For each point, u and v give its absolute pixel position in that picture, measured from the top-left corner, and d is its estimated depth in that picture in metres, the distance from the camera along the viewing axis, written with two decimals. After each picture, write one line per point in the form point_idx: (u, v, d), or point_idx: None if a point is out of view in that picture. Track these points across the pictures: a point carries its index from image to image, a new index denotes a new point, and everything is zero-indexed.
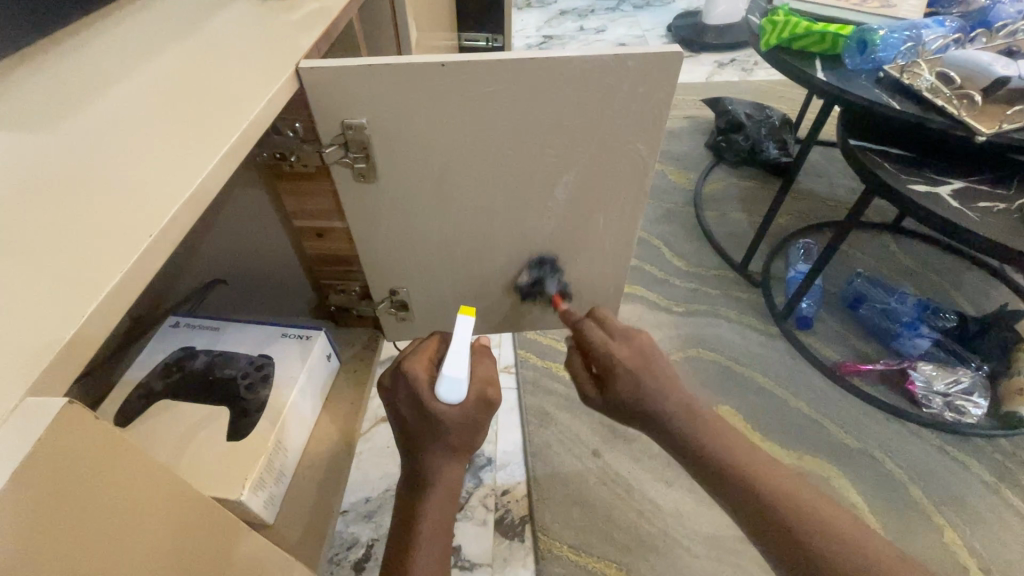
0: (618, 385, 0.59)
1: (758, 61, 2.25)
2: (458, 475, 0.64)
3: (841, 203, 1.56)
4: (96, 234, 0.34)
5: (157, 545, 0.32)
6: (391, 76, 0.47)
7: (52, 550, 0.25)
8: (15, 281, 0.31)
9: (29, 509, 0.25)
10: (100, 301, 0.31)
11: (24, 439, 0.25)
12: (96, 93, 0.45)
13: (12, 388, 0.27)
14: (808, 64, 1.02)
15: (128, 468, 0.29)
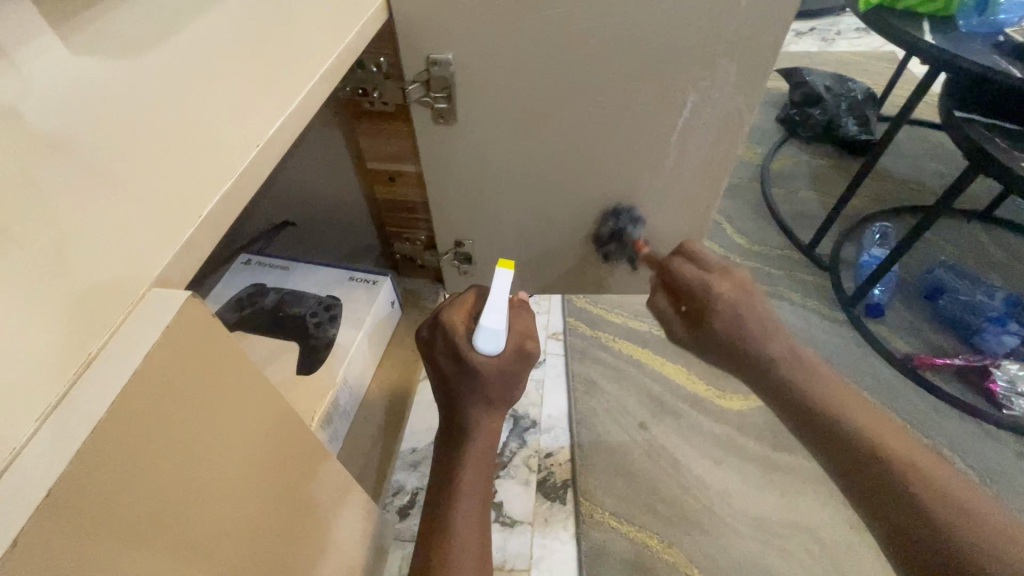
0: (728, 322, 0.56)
1: (841, 30, 2.08)
2: (495, 426, 0.64)
3: (926, 186, 1.45)
4: (208, 149, 0.36)
5: (247, 447, 0.33)
6: (483, 6, 0.44)
7: (171, 430, 0.27)
8: (138, 190, 0.33)
9: (160, 386, 0.26)
10: (215, 204, 0.33)
11: (155, 320, 0.26)
12: (190, 26, 0.46)
13: (142, 280, 0.29)
14: (914, 26, 0.93)
15: (233, 369, 0.31)
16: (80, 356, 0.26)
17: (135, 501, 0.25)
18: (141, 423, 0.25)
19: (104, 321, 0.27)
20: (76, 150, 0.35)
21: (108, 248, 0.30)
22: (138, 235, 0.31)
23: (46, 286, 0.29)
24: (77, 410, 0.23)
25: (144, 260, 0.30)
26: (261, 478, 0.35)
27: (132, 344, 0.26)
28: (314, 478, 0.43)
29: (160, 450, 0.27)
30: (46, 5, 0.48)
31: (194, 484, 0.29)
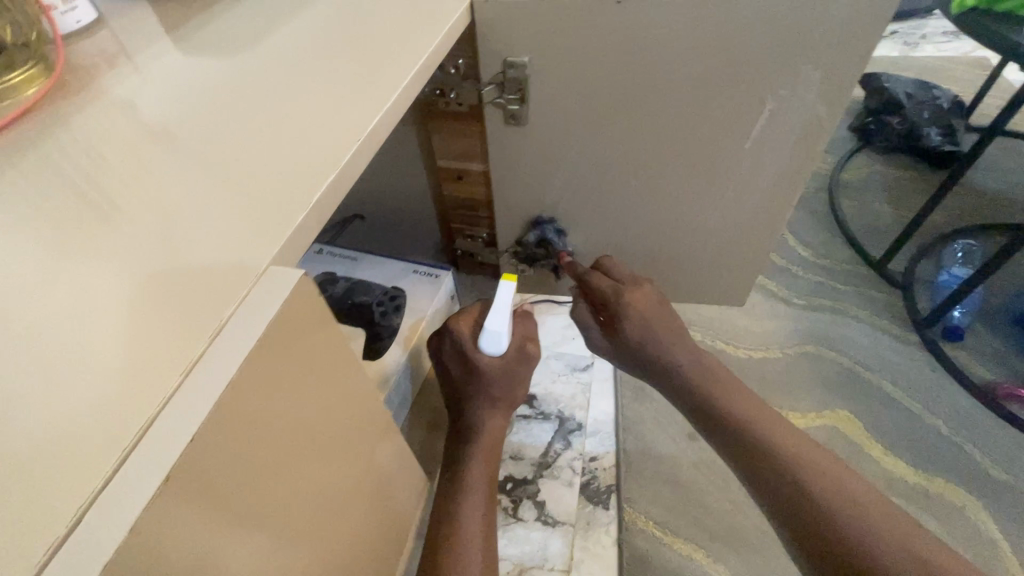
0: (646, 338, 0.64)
1: (925, 34, 1.95)
2: (501, 425, 0.66)
3: (1018, 203, 1.34)
4: (314, 142, 0.39)
5: (332, 421, 0.36)
6: (565, 11, 0.45)
7: (276, 399, 0.30)
8: (254, 178, 0.37)
9: (273, 359, 0.29)
10: (322, 192, 0.36)
11: (271, 298, 0.30)
12: (290, 29, 0.50)
13: (262, 258, 0.32)
14: (1016, 30, 0.87)
15: (325, 348, 0.34)
16: (206, 326, 0.29)
17: (245, 459, 0.29)
18: (257, 391, 0.29)
19: (232, 293, 0.31)
20: (199, 141, 0.39)
21: (230, 229, 0.34)
22: (255, 218, 0.34)
23: (181, 261, 0.32)
24: (209, 374, 0.27)
25: (260, 242, 0.33)
26: (341, 448, 0.38)
27: (248, 320, 0.29)
28: (382, 455, 0.45)
29: (265, 417, 0.30)
30: (165, 9, 0.54)
31: (287, 450, 0.32)
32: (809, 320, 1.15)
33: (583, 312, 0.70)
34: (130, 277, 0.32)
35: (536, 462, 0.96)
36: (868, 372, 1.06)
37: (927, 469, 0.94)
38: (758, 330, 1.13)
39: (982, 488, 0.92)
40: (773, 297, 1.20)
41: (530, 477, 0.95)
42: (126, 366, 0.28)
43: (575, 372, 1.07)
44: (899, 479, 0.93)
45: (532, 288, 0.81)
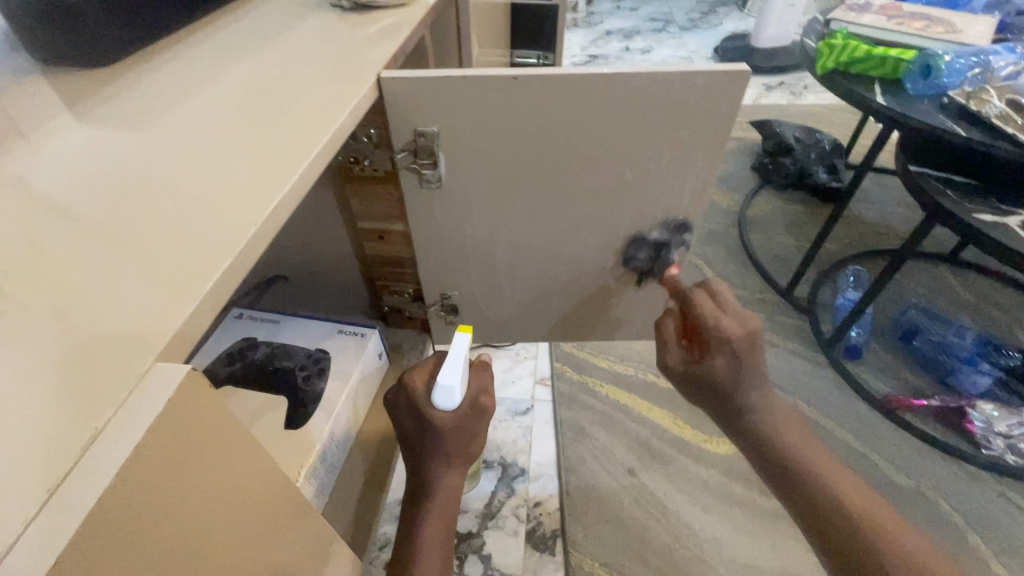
0: (729, 383, 0.62)
1: (807, 84, 2.22)
2: (459, 481, 0.64)
3: (894, 230, 1.52)
4: (207, 227, 0.38)
5: (240, 507, 0.35)
6: (464, 87, 0.49)
7: (162, 498, 0.29)
8: (142, 267, 0.35)
9: (159, 458, 0.28)
10: (217, 279, 0.35)
11: (157, 396, 0.28)
12: (194, 104, 0.50)
13: (149, 356, 0.31)
14: (866, 88, 1.02)
15: (232, 434, 0.33)
16: (88, 429, 0.27)
17: (122, 571, 0.27)
18: (139, 493, 0.27)
19: (110, 395, 0.29)
20: (85, 225, 0.38)
21: (112, 323, 0.32)
22: (149, 305, 0.33)
23: (57, 361, 0.30)
24: (85, 482, 0.25)
25: (147, 337, 0.32)
26: (253, 532, 0.37)
27: (133, 419, 0.27)
28: (304, 535, 0.44)
29: (158, 512, 0.28)
30: (61, 83, 0.52)
31: (179, 550, 0.30)
32: None
33: (673, 354, 0.67)
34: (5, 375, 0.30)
35: (480, 513, 0.96)
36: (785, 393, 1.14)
37: None
38: None
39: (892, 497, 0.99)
40: None
41: (475, 530, 0.94)
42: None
43: (516, 416, 1.10)
44: None
45: None
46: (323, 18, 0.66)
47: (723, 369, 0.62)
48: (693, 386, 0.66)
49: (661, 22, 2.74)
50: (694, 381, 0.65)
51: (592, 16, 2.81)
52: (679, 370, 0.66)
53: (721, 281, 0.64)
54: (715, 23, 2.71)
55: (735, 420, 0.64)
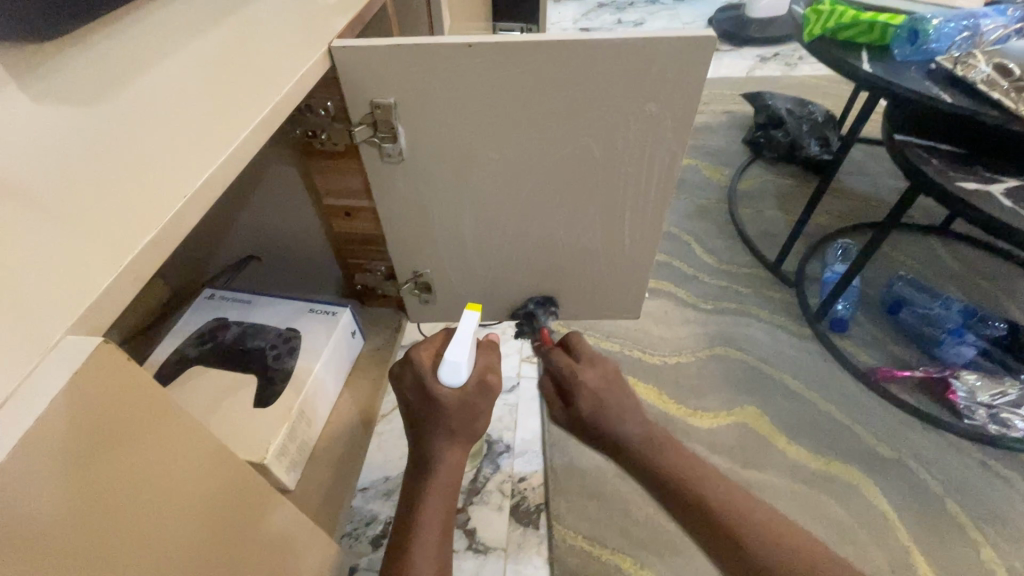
0: (601, 423, 0.62)
1: (802, 56, 2.18)
2: (460, 457, 0.64)
3: (885, 203, 1.50)
4: (134, 200, 0.38)
5: (183, 480, 0.36)
6: (417, 56, 0.47)
7: (86, 464, 0.30)
8: (61, 236, 0.35)
9: (71, 424, 0.29)
10: (140, 249, 0.35)
11: (62, 365, 0.29)
12: (138, 78, 0.49)
13: (57, 329, 0.30)
14: (853, 56, 0.99)
15: (155, 402, 0.34)
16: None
17: (41, 530, 0.28)
18: (54, 458, 0.28)
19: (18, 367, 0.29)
20: (13, 195, 0.37)
21: (27, 294, 0.32)
22: (69, 276, 0.33)
23: None
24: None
25: (65, 306, 0.31)
26: (200, 503, 0.37)
27: (38, 391, 0.28)
28: (253, 507, 0.43)
29: (77, 475, 0.29)
30: None
31: (111, 518, 0.31)
32: (715, 324, 1.23)
33: (556, 410, 0.66)
34: None
35: (465, 489, 0.97)
36: (769, 367, 1.15)
37: (823, 452, 1.02)
38: (671, 338, 1.20)
39: (873, 468, 1.00)
40: (682, 304, 1.28)
41: (460, 506, 0.95)
42: None
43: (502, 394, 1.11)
44: (801, 466, 1.00)
45: (439, 317, 0.81)
46: None
47: (589, 410, 0.62)
48: (577, 434, 0.65)
49: None
50: (575, 426, 0.64)
51: None
52: (564, 421, 0.65)
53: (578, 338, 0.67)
54: None
55: (616, 453, 0.63)
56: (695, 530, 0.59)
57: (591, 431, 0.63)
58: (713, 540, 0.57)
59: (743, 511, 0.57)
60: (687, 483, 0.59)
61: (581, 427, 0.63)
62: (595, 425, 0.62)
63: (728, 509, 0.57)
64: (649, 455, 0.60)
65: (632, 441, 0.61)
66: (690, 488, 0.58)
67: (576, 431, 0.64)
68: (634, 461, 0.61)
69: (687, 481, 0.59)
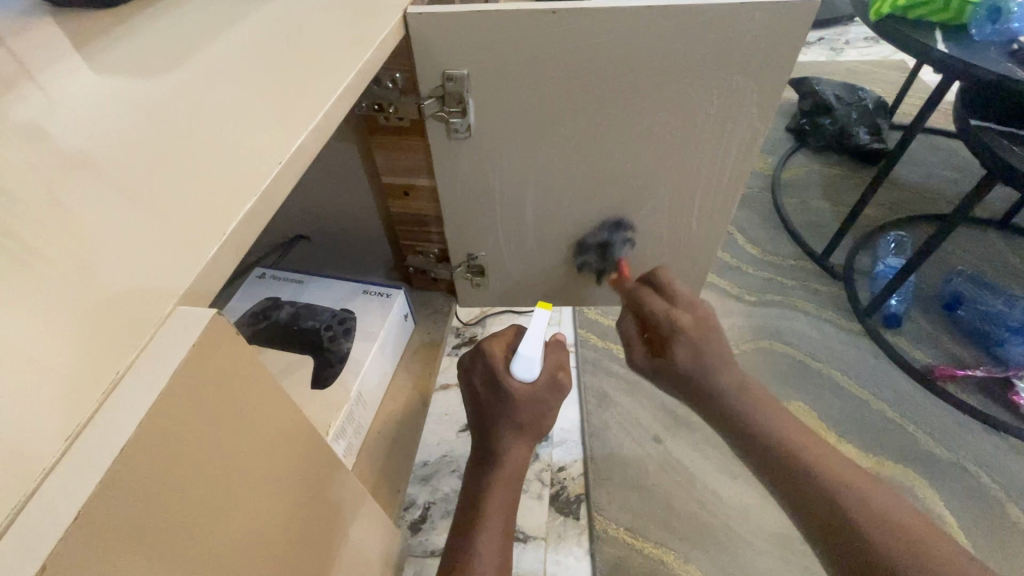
0: (684, 367, 0.58)
1: (849, 40, 2.08)
2: (525, 456, 0.61)
3: (940, 195, 1.43)
4: (230, 169, 0.36)
5: (270, 463, 0.34)
6: (496, 23, 0.45)
7: (193, 449, 0.27)
8: (163, 208, 0.34)
9: (184, 405, 0.26)
10: (241, 218, 0.34)
11: (180, 337, 0.27)
12: (209, 45, 0.47)
13: (166, 303, 0.29)
14: (925, 35, 0.93)
15: (260, 378, 0.31)
16: (109, 375, 0.25)
17: (164, 511, 0.26)
18: (166, 442, 0.25)
19: (131, 340, 0.27)
20: (105, 168, 0.36)
21: (133, 266, 0.31)
22: (170, 247, 0.32)
23: (83, 306, 0.29)
24: (110, 426, 0.24)
25: (171, 278, 0.30)
26: (284, 487, 0.36)
27: (156, 364, 0.26)
28: (331, 490, 0.42)
29: (194, 456, 0.27)
30: (71, 26, 0.49)
31: (221, 495, 0.29)
32: (760, 316, 1.19)
33: (636, 351, 0.64)
34: (25, 318, 0.28)
35: None
36: (817, 362, 1.11)
37: (876, 452, 0.98)
38: None
39: (930, 469, 0.95)
40: (725, 295, 1.24)
41: None
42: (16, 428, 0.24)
43: None
44: None
45: (488, 302, 0.80)
46: None
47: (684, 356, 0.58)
48: (662, 380, 0.62)
49: None
50: (659, 373, 0.62)
51: None
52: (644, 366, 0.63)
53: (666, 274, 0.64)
54: None
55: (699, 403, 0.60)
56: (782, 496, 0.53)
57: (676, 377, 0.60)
58: (800, 509, 0.51)
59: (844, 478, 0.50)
60: (773, 436, 0.54)
61: (668, 372, 0.60)
62: (683, 372, 0.59)
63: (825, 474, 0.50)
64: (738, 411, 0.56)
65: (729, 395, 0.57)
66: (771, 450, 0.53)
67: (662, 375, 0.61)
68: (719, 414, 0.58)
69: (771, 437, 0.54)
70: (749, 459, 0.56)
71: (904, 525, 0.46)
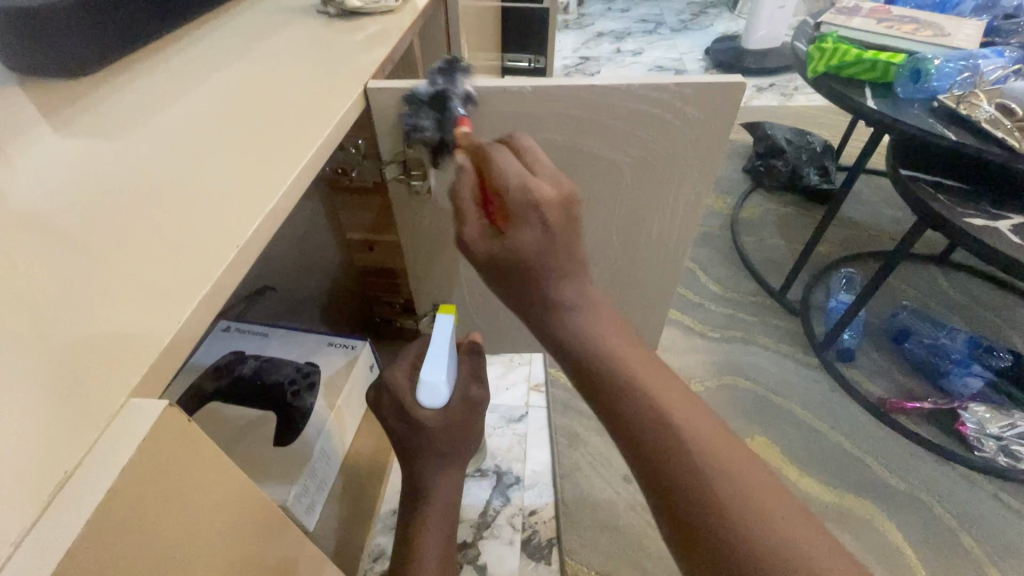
0: (540, 262, 0.46)
1: (798, 86, 2.23)
2: (455, 480, 0.63)
3: (885, 233, 1.52)
4: (189, 250, 0.36)
5: (213, 556, 0.33)
6: (454, 97, 0.48)
7: (140, 540, 0.27)
8: (119, 291, 0.34)
9: (125, 507, 0.26)
10: (197, 302, 0.34)
11: (132, 430, 0.27)
12: (178, 112, 0.49)
13: (123, 389, 0.29)
14: (857, 92, 1.02)
15: (213, 458, 0.32)
16: (59, 473, 0.25)
17: None
18: (101, 551, 0.25)
19: (82, 436, 0.27)
20: (65, 238, 0.36)
21: (84, 355, 0.30)
22: (127, 326, 0.32)
23: (31, 395, 0.28)
24: (58, 528, 0.24)
25: (132, 358, 0.30)
26: (236, 562, 0.35)
27: (106, 460, 0.26)
28: (288, 559, 0.42)
29: (140, 547, 0.27)
30: (40, 95, 0.50)
31: None
32: (724, 352, 1.23)
33: (472, 225, 0.47)
34: None
35: (474, 523, 0.95)
36: (778, 397, 1.14)
37: (835, 485, 1.01)
38: (680, 366, 1.21)
39: (887, 499, 0.99)
40: (690, 332, 1.28)
41: (470, 541, 0.93)
42: None
43: (511, 423, 1.09)
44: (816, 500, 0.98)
45: None
46: (312, 26, 0.65)
47: (536, 246, 0.45)
48: (498, 277, 0.49)
49: (652, 24, 2.74)
50: (497, 266, 0.48)
51: (583, 18, 2.81)
52: (489, 249, 0.47)
53: (521, 139, 0.49)
54: (705, 25, 2.72)
55: (547, 322, 0.47)
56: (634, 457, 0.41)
57: (520, 273, 0.47)
58: (656, 476, 0.39)
59: (726, 454, 0.38)
60: (627, 379, 0.42)
61: (521, 268, 0.47)
62: (530, 270, 0.46)
63: (696, 439, 0.38)
64: (587, 345, 0.44)
65: (563, 328, 0.46)
66: (630, 390, 0.41)
67: (499, 272, 0.48)
68: (556, 344, 0.46)
69: (622, 375, 0.42)
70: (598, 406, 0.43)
71: (770, 517, 0.35)
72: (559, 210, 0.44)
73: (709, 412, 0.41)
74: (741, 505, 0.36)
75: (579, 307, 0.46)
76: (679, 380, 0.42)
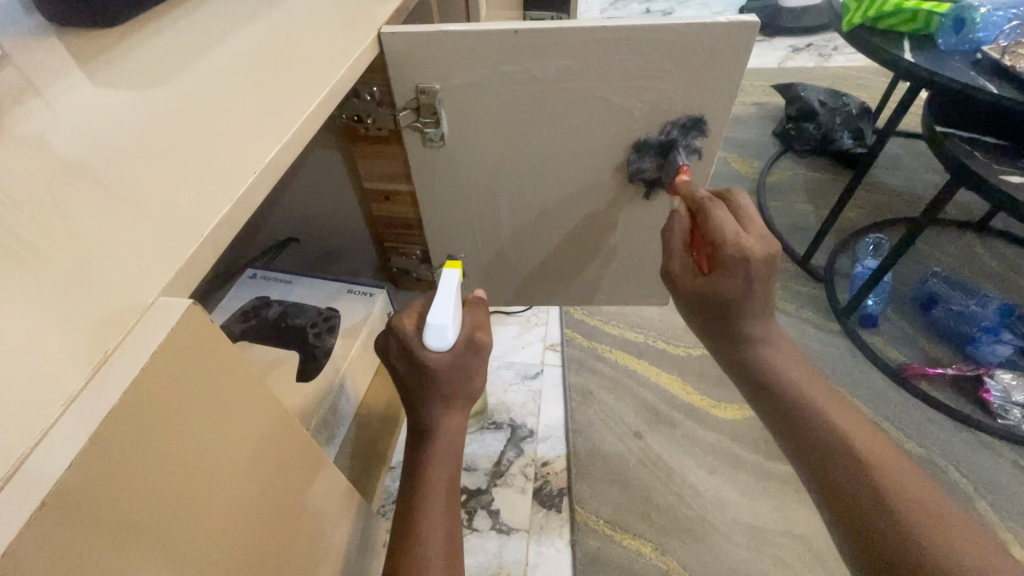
0: (734, 303, 0.56)
1: (837, 46, 2.12)
2: (460, 423, 0.64)
3: (919, 199, 1.46)
4: (210, 180, 0.39)
5: (236, 454, 0.36)
6: (463, 41, 0.49)
7: (169, 420, 0.31)
8: (146, 214, 0.37)
9: (160, 385, 0.30)
10: (214, 226, 0.37)
11: (159, 325, 0.31)
12: (199, 59, 0.51)
13: (151, 291, 0.33)
14: (893, 44, 0.97)
15: (234, 364, 0.35)
16: (97, 355, 0.30)
17: (145, 473, 0.29)
18: (137, 424, 0.28)
19: (118, 327, 0.31)
20: (100, 172, 0.40)
21: (116, 269, 0.34)
22: (155, 241, 0.35)
23: (74, 298, 0.32)
24: (96, 397, 0.28)
25: (158, 267, 0.34)
26: (259, 464, 0.39)
27: (138, 349, 0.29)
28: (305, 469, 0.46)
29: (170, 427, 0.31)
30: (74, 45, 0.53)
31: (200, 466, 0.33)
32: None
33: (676, 261, 0.62)
34: (27, 305, 0.32)
35: (489, 472, 0.99)
36: None
37: None
38: None
39: None
40: None
41: (483, 487, 0.98)
42: (22, 401, 0.28)
43: (526, 379, 1.12)
44: None
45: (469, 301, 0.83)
46: None
47: (734, 292, 0.55)
48: (696, 305, 0.61)
49: None
50: (703, 303, 0.60)
51: None
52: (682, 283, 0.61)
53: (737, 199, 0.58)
54: None
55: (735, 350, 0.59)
56: (794, 444, 0.53)
57: (718, 310, 0.58)
58: (817, 461, 0.51)
59: (859, 439, 0.50)
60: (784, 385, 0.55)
61: (698, 295, 0.59)
62: (731, 311, 0.57)
63: (843, 433, 0.50)
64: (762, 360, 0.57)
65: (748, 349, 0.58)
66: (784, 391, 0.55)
67: (704, 308, 0.60)
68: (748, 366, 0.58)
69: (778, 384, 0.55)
70: (770, 410, 0.56)
71: (907, 487, 0.46)
72: (741, 266, 0.53)
73: (848, 407, 0.53)
74: (877, 477, 0.47)
75: (754, 334, 0.57)
76: (827, 387, 0.55)
